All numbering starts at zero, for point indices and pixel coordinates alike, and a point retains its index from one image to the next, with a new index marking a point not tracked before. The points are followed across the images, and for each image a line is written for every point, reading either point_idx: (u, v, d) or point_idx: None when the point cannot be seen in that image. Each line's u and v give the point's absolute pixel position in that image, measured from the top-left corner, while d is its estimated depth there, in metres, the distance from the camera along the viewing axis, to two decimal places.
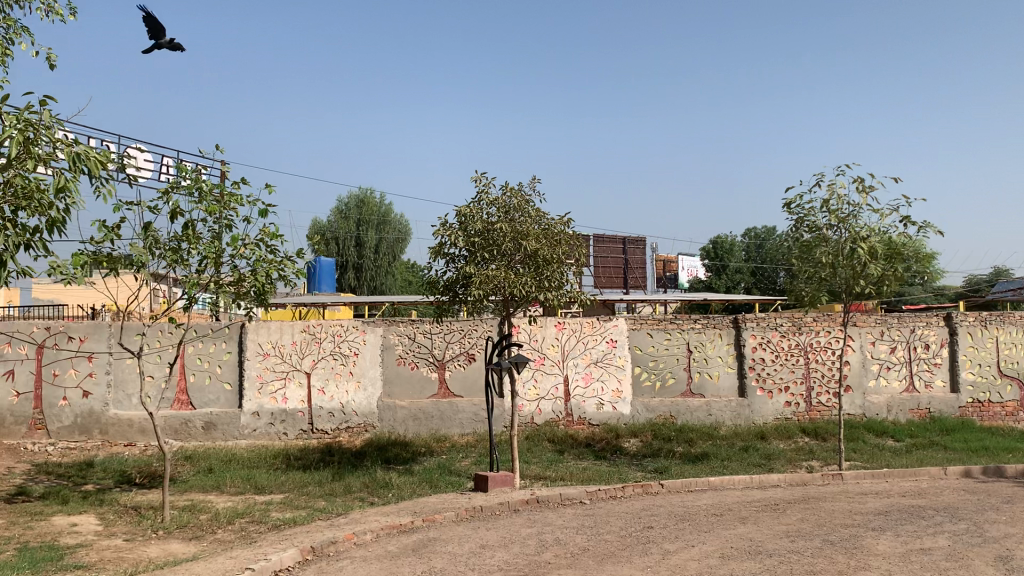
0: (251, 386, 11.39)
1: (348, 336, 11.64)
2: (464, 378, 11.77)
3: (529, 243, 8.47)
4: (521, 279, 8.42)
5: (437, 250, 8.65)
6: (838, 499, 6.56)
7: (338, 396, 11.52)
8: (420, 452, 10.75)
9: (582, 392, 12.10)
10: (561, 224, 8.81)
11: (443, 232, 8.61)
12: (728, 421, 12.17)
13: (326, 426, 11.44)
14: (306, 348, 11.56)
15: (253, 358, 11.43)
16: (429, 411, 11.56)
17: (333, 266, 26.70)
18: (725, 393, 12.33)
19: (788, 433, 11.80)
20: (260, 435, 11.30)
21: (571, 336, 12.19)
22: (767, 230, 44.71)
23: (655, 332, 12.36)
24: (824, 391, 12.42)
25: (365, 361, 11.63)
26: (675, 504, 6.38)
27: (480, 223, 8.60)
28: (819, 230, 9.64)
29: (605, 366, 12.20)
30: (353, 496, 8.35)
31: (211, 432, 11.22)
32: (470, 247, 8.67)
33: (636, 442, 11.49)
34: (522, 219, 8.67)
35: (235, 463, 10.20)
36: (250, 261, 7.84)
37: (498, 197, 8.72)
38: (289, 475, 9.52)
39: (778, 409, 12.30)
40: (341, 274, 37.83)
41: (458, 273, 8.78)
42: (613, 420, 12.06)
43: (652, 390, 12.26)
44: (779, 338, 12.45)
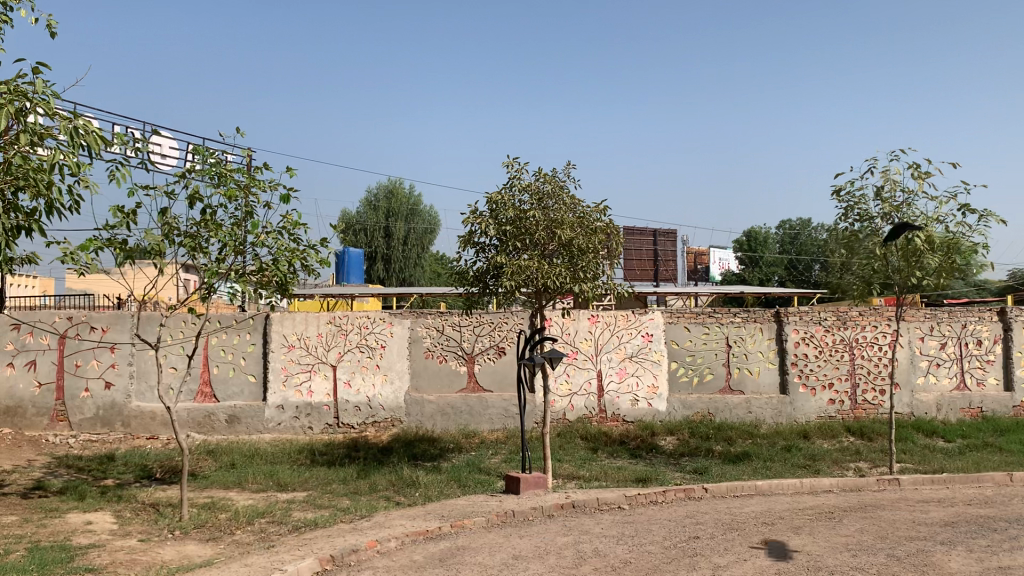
0: (275, 378, 11.09)
1: (375, 328, 11.29)
2: (493, 372, 11.37)
3: (564, 232, 8.04)
4: (555, 270, 7.99)
5: (466, 239, 8.25)
6: (898, 508, 6.07)
7: (364, 389, 11.18)
8: (449, 449, 10.38)
9: (616, 387, 11.66)
10: (597, 212, 8.36)
11: (473, 220, 8.20)
12: (768, 419, 11.68)
13: (353, 421, 11.12)
14: (332, 340, 11.23)
15: (278, 350, 11.13)
16: (458, 406, 11.19)
17: (361, 258, 26.44)
18: (766, 390, 11.83)
19: (832, 432, 11.28)
20: (285, 428, 11.03)
21: (605, 329, 11.74)
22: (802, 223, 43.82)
23: (693, 326, 11.88)
24: (870, 388, 11.88)
25: (392, 354, 11.28)
26: (722, 511, 5.96)
27: (513, 211, 8.18)
28: (870, 220, 9.08)
29: (640, 361, 11.75)
30: (378, 495, 8.00)
31: (235, 425, 10.96)
32: (501, 236, 8.26)
33: (673, 441, 11.04)
34: (556, 206, 8.24)
35: (258, 459, 9.91)
36: (272, 250, 7.48)
37: (531, 183, 8.29)
38: (313, 471, 9.19)
39: (822, 407, 11.79)
40: (370, 266, 37.62)
41: (489, 263, 8.38)
42: (649, 417, 11.62)
43: (689, 386, 11.80)
44: (823, 333, 11.92)
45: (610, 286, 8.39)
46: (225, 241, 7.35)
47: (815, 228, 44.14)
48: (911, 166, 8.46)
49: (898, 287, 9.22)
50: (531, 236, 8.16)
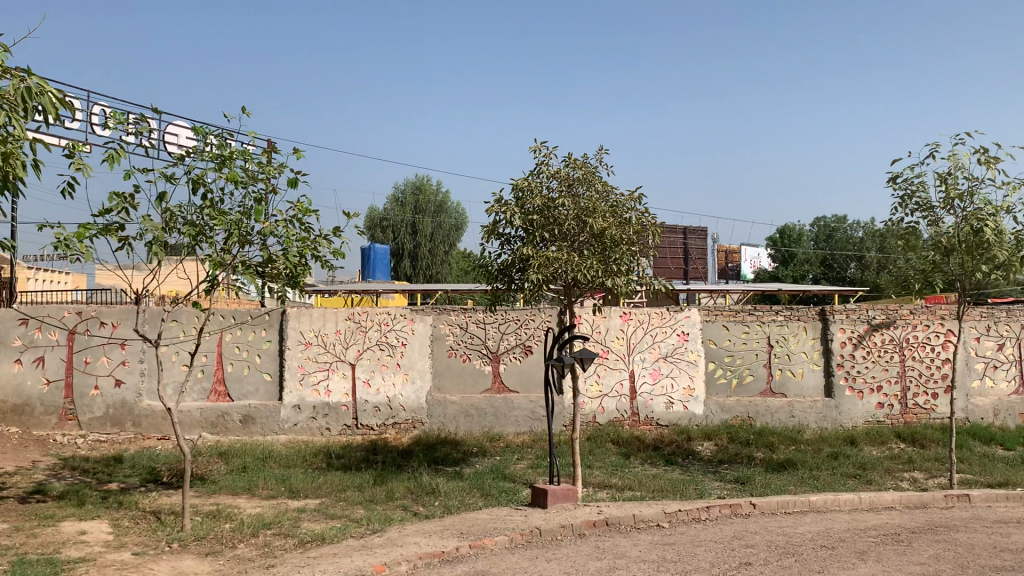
0: (291, 377, 10.60)
1: (395, 325, 10.75)
2: (519, 372, 10.77)
3: (596, 222, 7.43)
4: (587, 262, 7.35)
5: (490, 229, 7.65)
6: (974, 529, 5.38)
7: (384, 389, 10.64)
8: (472, 454, 9.82)
9: (650, 389, 11.02)
10: (630, 200, 7.72)
11: (498, 208, 7.59)
12: (812, 424, 10.97)
13: (372, 422, 10.59)
14: (350, 338, 10.70)
15: (294, 347, 10.63)
16: (483, 408, 10.62)
17: (387, 254, 25.98)
18: (810, 393, 11.13)
19: (881, 438, 10.55)
20: (301, 430, 10.52)
21: (638, 328, 11.10)
22: (837, 220, 42.67)
23: (732, 324, 11.21)
24: (922, 392, 11.13)
25: (413, 352, 10.73)
26: (774, 532, 5.33)
27: (540, 199, 7.57)
28: (931, 210, 8.35)
29: (675, 361, 11.10)
30: (395, 503, 7.44)
31: (249, 426, 10.49)
32: (528, 226, 7.65)
33: (710, 446, 10.39)
34: (587, 194, 7.63)
35: (271, 462, 9.42)
36: (281, 239, 6.95)
37: (560, 170, 7.68)
38: (327, 476, 8.66)
39: (869, 411, 11.07)
40: (397, 264, 37.19)
41: (514, 256, 7.78)
42: (684, 421, 10.96)
43: (727, 388, 11.13)
44: (871, 333, 11.18)
45: (645, 281, 7.74)
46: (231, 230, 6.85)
47: (850, 225, 43.00)
48: (979, 150, 7.76)
49: (961, 282, 8.52)
50: (560, 225, 7.55)
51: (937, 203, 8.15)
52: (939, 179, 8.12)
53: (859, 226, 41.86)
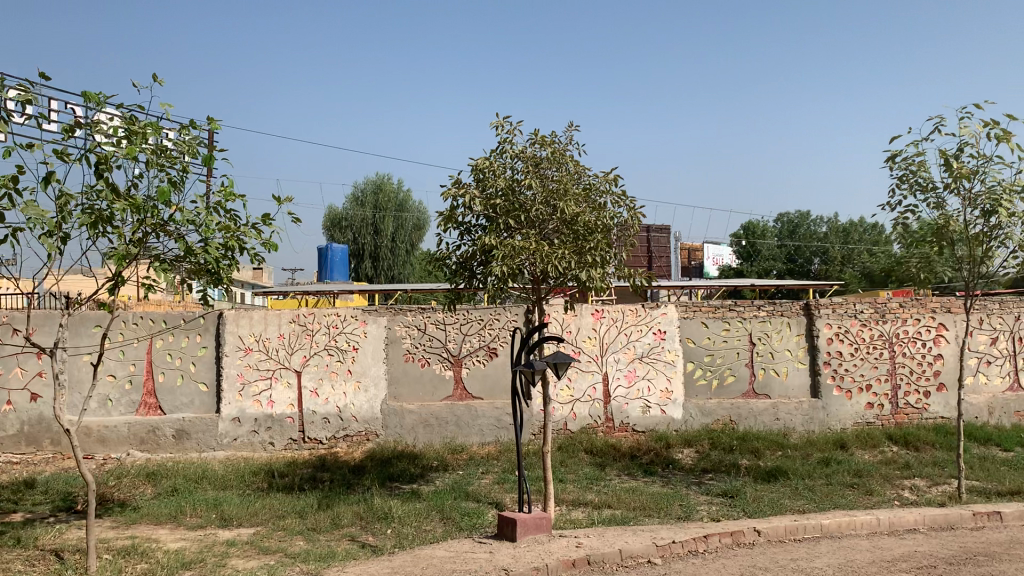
0: (230, 387, 9.56)
1: (345, 327, 9.75)
2: (483, 377, 9.86)
3: (568, 206, 6.53)
4: (559, 251, 6.44)
5: (447, 217, 6.68)
6: (1020, 557, 4.57)
7: (333, 399, 9.65)
8: (432, 469, 8.89)
9: (625, 393, 10.17)
10: (605, 183, 6.83)
11: (457, 193, 6.59)
12: (798, 428, 10.20)
13: (320, 435, 9.60)
14: (296, 342, 9.69)
15: (232, 354, 9.59)
16: (443, 417, 9.68)
17: (345, 256, 24.88)
18: (795, 393, 10.36)
19: (872, 441, 9.83)
20: (241, 445, 9.51)
21: (610, 327, 10.24)
22: (801, 214, 42.32)
23: (712, 321, 10.39)
24: (913, 391, 10.43)
25: (366, 357, 9.74)
26: (787, 567, 4.48)
27: (504, 182, 6.64)
28: (936, 192, 7.57)
29: (652, 362, 10.25)
30: (341, 533, 6.49)
31: (183, 442, 9.47)
32: (491, 212, 6.71)
33: (691, 454, 9.57)
34: (557, 175, 6.73)
35: (205, 483, 8.39)
36: (200, 229, 5.98)
37: (525, 149, 6.77)
38: (267, 500, 7.67)
39: (859, 412, 10.34)
40: (357, 265, 36.05)
41: (475, 247, 6.86)
42: (663, 427, 10.13)
43: (708, 390, 10.32)
44: (859, 328, 10.44)
45: (623, 274, 6.86)
46: (140, 218, 5.88)
47: (814, 220, 42.74)
48: (990, 124, 7.01)
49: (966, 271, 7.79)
50: (526, 211, 6.63)
51: (941, 183, 7.41)
52: (943, 157, 7.38)
53: (823, 221, 41.56)
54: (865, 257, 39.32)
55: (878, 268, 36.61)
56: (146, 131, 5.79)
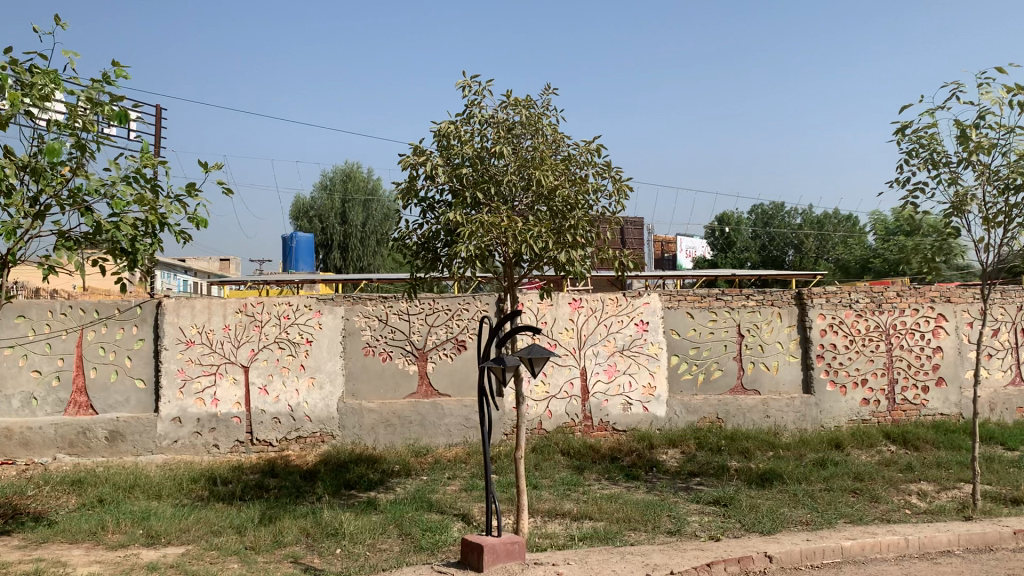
0: (170, 384, 8.65)
1: (298, 318, 8.87)
2: (450, 373, 9.02)
3: (544, 178, 5.69)
4: (534, 229, 5.60)
5: (405, 191, 5.79)
6: None
7: (285, 397, 8.78)
8: (393, 474, 8.07)
9: (605, 389, 9.39)
10: (586, 154, 6.00)
11: (417, 161, 5.70)
12: (790, 426, 9.49)
13: (271, 437, 8.73)
14: (243, 335, 8.80)
15: (172, 348, 8.68)
16: (406, 416, 8.84)
17: (311, 244, 23.83)
18: (787, 389, 9.65)
19: (868, 440, 9.16)
20: (182, 448, 8.62)
21: (589, 317, 9.45)
22: (775, 205, 41.91)
23: (697, 311, 9.63)
24: (911, 386, 9.76)
25: (321, 351, 8.86)
26: None
27: (472, 150, 5.78)
28: (951, 168, 6.81)
29: (633, 356, 9.47)
30: (283, 554, 5.66)
31: (117, 445, 8.56)
32: (456, 185, 5.84)
33: (675, 455, 8.83)
34: (531, 143, 5.88)
35: (138, 491, 7.49)
36: (113, 201, 5.12)
37: (494, 113, 5.91)
38: (204, 512, 6.78)
39: (853, 409, 9.65)
40: (325, 255, 34.96)
41: (439, 225, 6.01)
42: (645, 425, 9.37)
43: (693, 386, 9.57)
44: (854, 319, 9.74)
45: (606, 257, 6.06)
46: (39, 186, 4.98)
47: (789, 211, 42.29)
48: (1014, 89, 6.27)
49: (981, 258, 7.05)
50: (496, 182, 5.78)
51: (956, 157, 6.68)
52: (959, 128, 6.63)
53: (798, 212, 41.13)
54: (839, 248, 39.01)
55: (853, 260, 36.27)
56: (41, 83, 4.89)
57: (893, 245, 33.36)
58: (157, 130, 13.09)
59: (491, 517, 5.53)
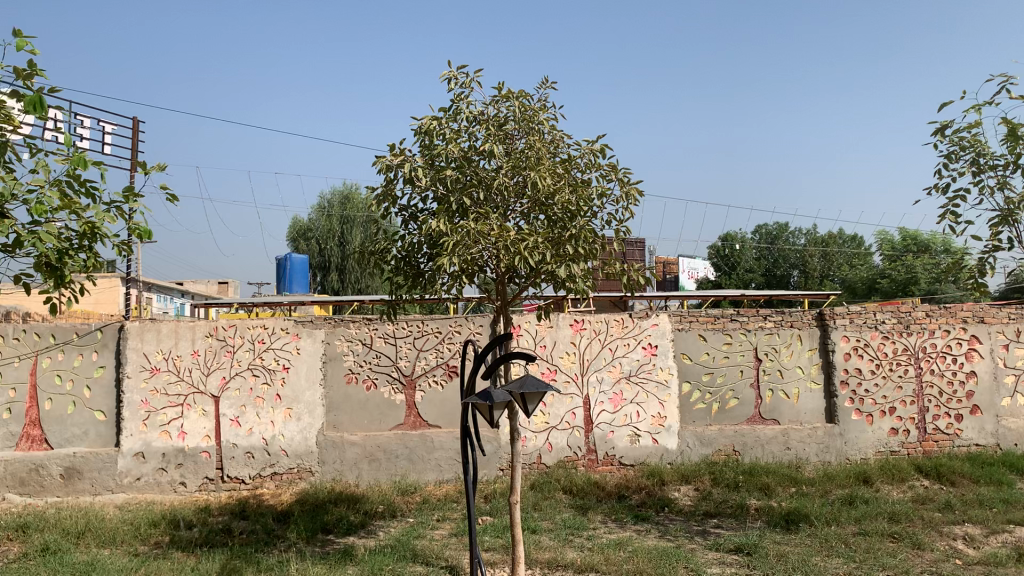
0: (132, 416, 7.88)
1: (273, 343, 8.10)
2: (441, 402, 8.23)
3: (542, 181, 4.94)
4: (530, 238, 4.85)
5: (381, 196, 5.04)
6: None
7: (259, 430, 8.00)
8: (376, 516, 7.28)
9: (610, 419, 8.61)
10: (589, 155, 5.26)
11: (394, 162, 4.94)
12: (812, 459, 8.70)
13: (243, 474, 7.95)
14: (213, 361, 8.02)
15: (135, 376, 7.92)
16: (393, 451, 8.05)
17: (305, 266, 23.08)
18: (808, 418, 8.86)
19: (899, 474, 8.36)
20: (145, 486, 7.84)
21: (592, 340, 8.68)
22: (778, 225, 41.30)
23: (710, 334, 8.86)
24: (943, 414, 8.97)
25: (299, 379, 8.09)
26: None
27: (458, 148, 5.02)
28: (999, 172, 6.04)
29: (640, 383, 8.69)
30: None
31: (74, 483, 7.77)
32: (440, 190, 5.10)
33: (688, 492, 8.04)
34: (526, 143, 5.14)
35: (90, 536, 6.69)
36: (33, 206, 4.36)
37: (484, 108, 5.17)
38: (158, 564, 5.98)
39: (881, 440, 8.86)
40: (322, 278, 34.25)
41: (422, 237, 5.26)
42: (655, 459, 8.58)
43: (707, 415, 8.78)
44: (880, 341, 8.97)
45: (613, 271, 5.32)
46: None
47: (792, 232, 41.60)
48: None
49: None
50: (486, 185, 5.02)
51: (1003, 160, 5.92)
52: (1006, 128, 5.89)
53: (802, 233, 40.46)
54: (844, 268, 38.35)
55: (859, 281, 35.52)
56: None
57: (900, 266, 32.68)
58: (133, 144, 12.33)
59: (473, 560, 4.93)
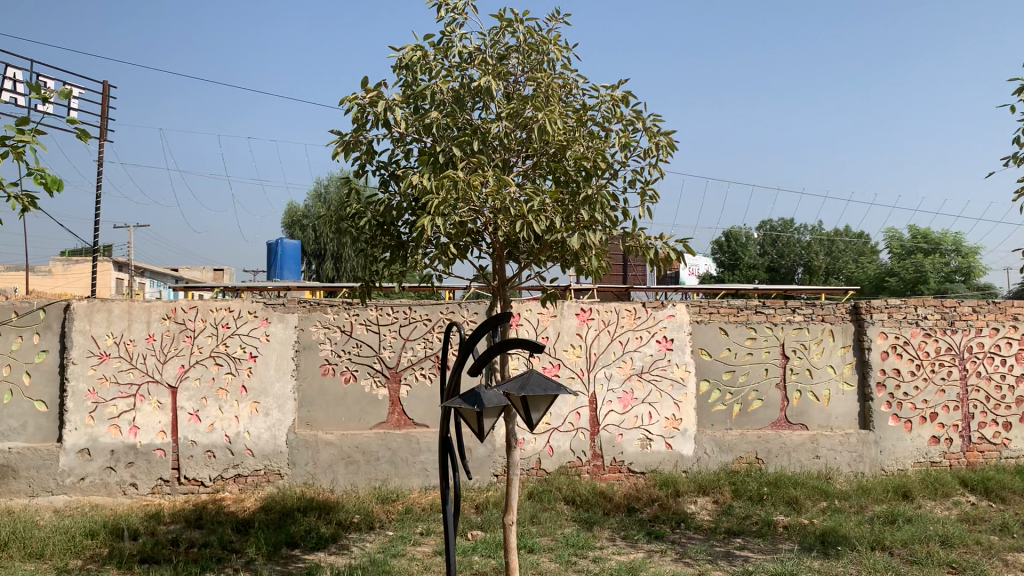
0: (77, 408, 6.93)
1: (239, 328, 7.16)
2: (428, 399, 7.28)
3: (550, 130, 3.97)
4: (535, 200, 3.91)
5: (350, 144, 4.05)
6: None
7: (221, 426, 7.06)
8: (351, 528, 6.34)
9: (619, 421, 7.67)
10: (609, 103, 4.30)
11: (368, 102, 3.97)
12: (843, 469, 7.77)
13: (203, 475, 7.02)
14: (170, 347, 7.08)
15: (82, 362, 6.97)
16: (373, 453, 7.11)
17: (295, 252, 22.09)
18: (839, 424, 7.93)
19: (942, 488, 7.42)
20: (91, 487, 6.90)
21: (600, 332, 7.73)
22: (784, 221, 40.34)
23: (732, 327, 7.91)
24: (990, 421, 8.04)
25: (268, 369, 7.14)
26: None
27: (448, 88, 4.06)
28: None
29: (654, 381, 7.75)
30: None
31: (9, 482, 6.86)
32: (425, 142, 4.13)
33: (706, 505, 7.11)
34: (531, 85, 4.18)
35: (15, 547, 5.74)
36: None
37: (480, 41, 4.20)
38: None
39: (921, 449, 7.93)
40: (316, 266, 33.21)
41: (402, 198, 4.30)
42: (668, 466, 7.65)
43: (727, 418, 7.85)
44: (921, 339, 8.02)
45: (635, 243, 4.37)
46: None
47: (798, 228, 40.58)
48: None
49: None
50: (481, 135, 4.07)
51: None
52: None
53: (808, 229, 39.44)
54: (851, 265, 37.34)
55: (866, 279, 34.51)
56: None
57: (909, 263, 31.65)
58: (103, 111, 11.37)
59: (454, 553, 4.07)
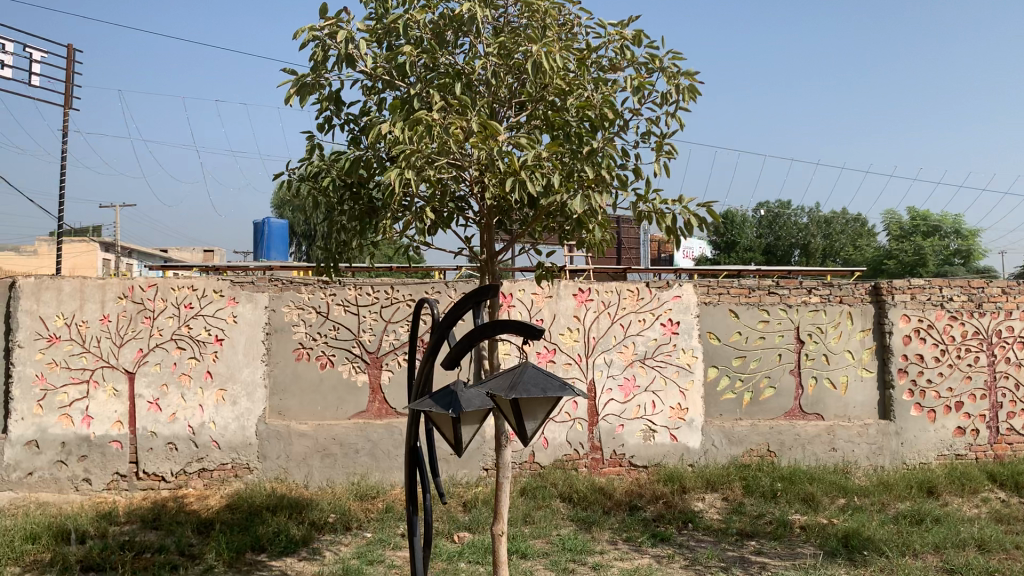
0: (24, 395, 6.29)
1: (204, 308, 6.51)
2: None
3: (547, 70, 3.32)
4: (530, 154, 3.26)
5: (305, 86, 3.43)
6: None
7: (183, 416, 6.43)
8: (325, 530, 5.72)
9: (619, 411, 7.06)
10: (617, 44, 3.66)
11: (328, 35, 3.32)
12: (862, 462, 7.19)
13: (163, 470, 6.39)
14: (127, 329, 6.43)
15: (29, 346, 6.31)
16: (351, 446, 6.49)
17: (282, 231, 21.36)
18: (858, 414, 7.33)
19: (970, 484, 6.83)
20: (40, 482, 6.27)
21: (600, 314, 7.10)
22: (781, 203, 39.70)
23: (743, 309, 7.29)
24: (1019, 411, 7.46)
25: (235, 354, 6.50)
26: None
27: (425, 20, 3.41)
28: None
29: (658, 367, 7.13)
30: None
31: None
32: (395, 85, 3.49)
33: (715, 502, 6.51)
34: (524, 18, 3.52)
35: None
36: None
37: None
38: None
39: (945, 441, 7.35)
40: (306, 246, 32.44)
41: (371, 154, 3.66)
42: (673, 460, 7.05)
43: (737, 408, 7.26)
44: (947, 323, 7.42)
45: (647, 209, 3.74)
46: None
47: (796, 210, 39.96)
48: None
49: None
50: (464, 78, 3.43)
51: None
52: None
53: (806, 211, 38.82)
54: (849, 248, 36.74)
55: (864, 261, 33.91)
56: None
57: (908, 245, 31.05)
58: (68, 76, 10.64)
59: (421, 559, 3.65)
